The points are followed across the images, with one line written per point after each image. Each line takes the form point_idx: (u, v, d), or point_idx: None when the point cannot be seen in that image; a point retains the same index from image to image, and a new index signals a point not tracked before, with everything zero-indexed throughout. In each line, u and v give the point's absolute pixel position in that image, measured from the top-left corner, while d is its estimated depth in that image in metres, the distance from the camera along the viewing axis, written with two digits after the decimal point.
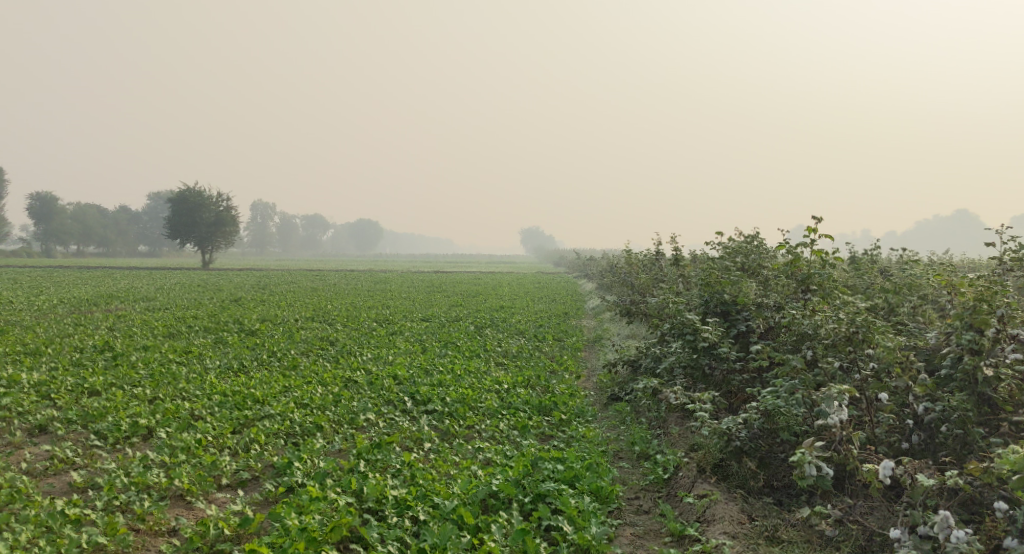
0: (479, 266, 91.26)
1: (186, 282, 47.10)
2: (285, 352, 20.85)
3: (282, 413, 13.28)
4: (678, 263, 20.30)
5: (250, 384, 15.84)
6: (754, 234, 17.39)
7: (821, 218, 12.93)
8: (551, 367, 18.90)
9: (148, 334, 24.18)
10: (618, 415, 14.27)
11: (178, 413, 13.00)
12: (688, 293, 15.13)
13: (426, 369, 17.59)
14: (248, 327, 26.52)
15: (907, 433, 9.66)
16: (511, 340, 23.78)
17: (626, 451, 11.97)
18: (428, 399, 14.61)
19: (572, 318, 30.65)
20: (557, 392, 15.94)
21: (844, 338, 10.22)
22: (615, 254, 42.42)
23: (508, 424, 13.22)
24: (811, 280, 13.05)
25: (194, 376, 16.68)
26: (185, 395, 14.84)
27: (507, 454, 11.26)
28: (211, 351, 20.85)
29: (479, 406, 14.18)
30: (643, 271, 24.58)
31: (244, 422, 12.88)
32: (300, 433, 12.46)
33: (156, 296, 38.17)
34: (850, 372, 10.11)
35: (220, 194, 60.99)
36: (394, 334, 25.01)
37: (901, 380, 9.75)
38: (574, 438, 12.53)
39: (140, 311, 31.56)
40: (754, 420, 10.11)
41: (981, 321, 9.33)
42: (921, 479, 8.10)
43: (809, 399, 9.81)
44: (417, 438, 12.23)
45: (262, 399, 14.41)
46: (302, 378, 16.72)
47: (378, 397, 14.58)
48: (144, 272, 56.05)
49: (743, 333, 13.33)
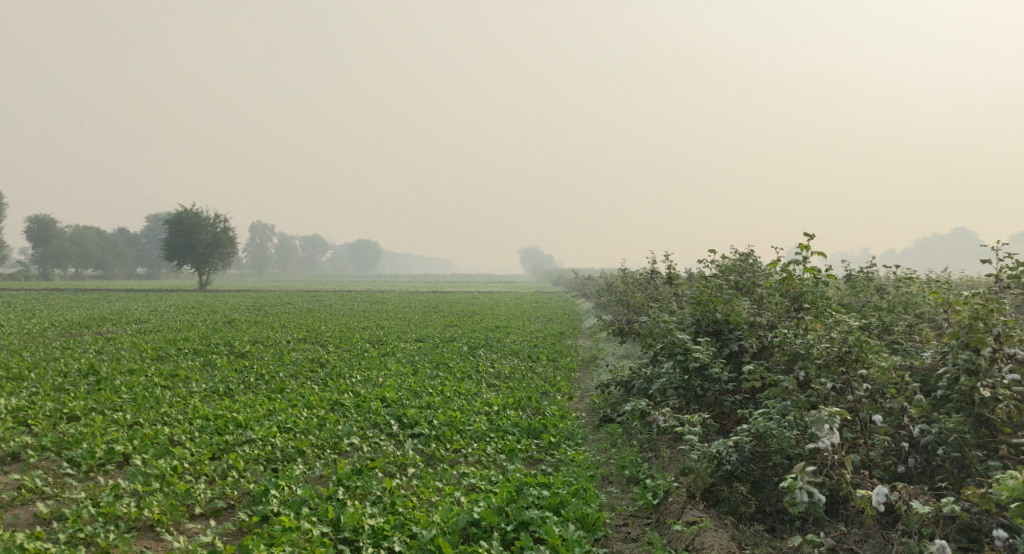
0: (477, 286, 90.88)
1: (180, 304, 46.72)
2: (274, 375, 20.51)
3: (264, 438, 12.94)
4: (672, 281, 20.02)
5: (233, 408, 15.49)
6: (749, 252, 17.12)
7: (814, 236, 12.68)
8: (543, 388, 18.56)
9: (136, 357, 23.84)
10: (609, 437, 13.94)
11: (156, 438, 12.65)
12: (681, 312, 14.85)
13: (416, 391, 17.25)
14: (238, 349, 26.16)
15: (903, 456, 9.35)
16: (504, 361, 23.43)
17: (615, 475, 11.63)
18: (415, 422, 14.26)
19: (567, 338, 30.29)
20: (548, 414, 15.60)
21: (836, 358, 9.95)
22: (613, 273, 42.13)
23: (495, 447, 12.88)
24: (804, 298, 12.76)
25: (177, 400, 16.34)
26: (166, 419, 14.49)
27: (492, 480, 10.91)
28: (198, 374, 20.49)
29: (466, 429, 13.83)
30: (639, 291, 24.30)
31: (223, 448, 12.54)
32: (280, 458, 12.13)
33: (149, 318, 37.84)
34: (843, 393, 9.79)
35: (217, 215, 60.81)
36: (386, 355, 24.68)
37: (896, 402, 9.49)
38: (563, 463, 12.18)
39: (131, 334, 31.20)
40: (745, 443, 9.79)
41: (977, 340, 9.06)
42: (916, 506, 7.81)
43: (801, 421, 9.69)
44: (401, 463, 11.90)
45: (245, 423, 14.05)
46: (288, 401, 16.37)
47: (364, 420, 14.25)
48: (139, 295, 55.70)
49: (736, 353, 13.06)
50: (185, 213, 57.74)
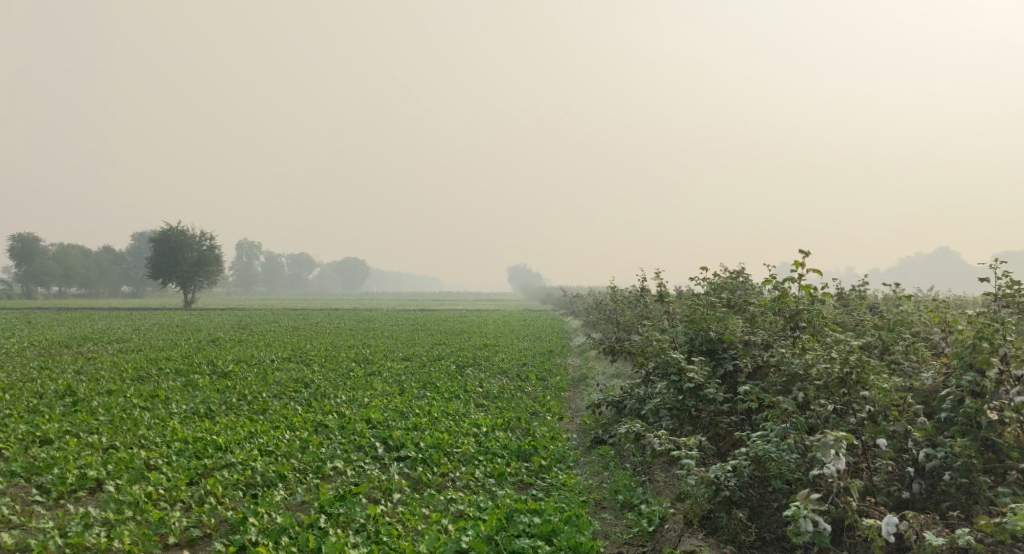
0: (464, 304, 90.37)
1: (164, 323, 46.04)
2: (257, 395, 20.01)
3: (244, 462, 12.46)
4: (663, 299, 19.73)
5: (213, 430, 15.00)
6: (741, 270, 16.86)
7: (809, 253, 12.42)
8: (533, 408, 18.18)
9: (116, 377, 23.26)
10: (601, 460, 13.57)
11: (131, 462, 12.17)
12: (673, 331, 14.53)
13: (402, 412, 16.81)
14: (221, 369, 25.60)
15: (907, 481, 9.03)
16: (493, 380, 23.00)
17: (609, 500, 11.25)
18: (401, 444, 13.82)
19: (556, 357, 29.93)
20: (538, 435, 15.19)
21: (837, 380, 9.55)
22: (602, 291, 41.89)
23: (484, 471, 12.47)
24: (799, 316, 12.48)
25: (155, 422, 15.84)
26: (143, 443, 14.00)
27: (481, 506, 10.50)
28: (179, 395, 19.95)
29: (454, 451, 13.42)
30: (629, 308, 24.02)
31: (201, 472, 12.07)
32: (261, 483, 11.68)
33: (131, 337, 37.20)
34: (844, 415, 9.48)
35: (203, 233, 60.19)
36: (372, 374, 24.21)
37: (899, 425, 9.21)
38: (554, 487, 11.77)
39: (112, 353, 30.56)
40: (744, 467, 9.41)
41: (982, 362, 8.79)
42: (929, 538, 7.45)
43: (801, 444, 9.25)
44: (386, 488, 11.47)
45: (225, 446, 13.56)
46: (270, 422, 15.89)
47: (348, 442, 13.82)
48: (122, 313, 54.89)
49: (730, 373, 12.73)
50: (169, 230, 57.04)
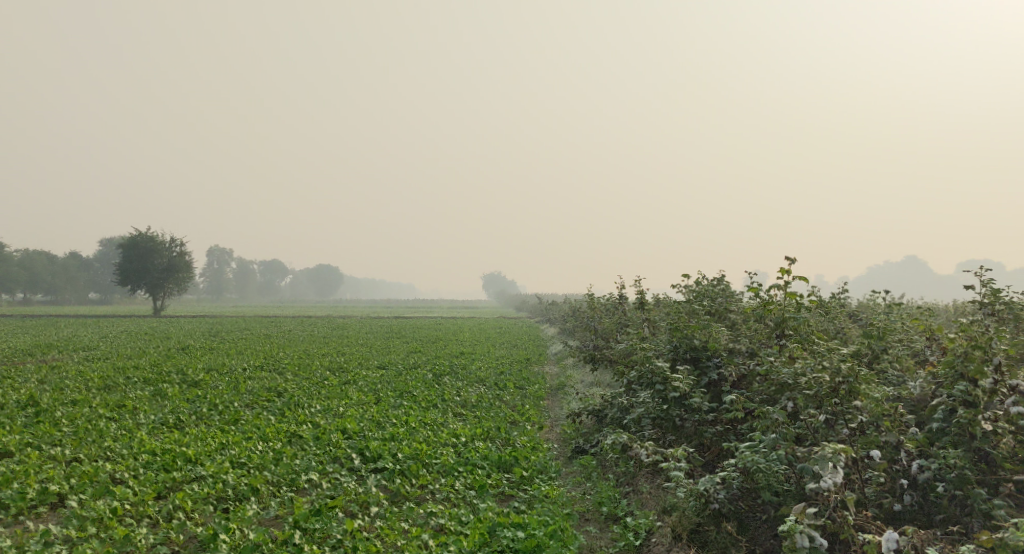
0: (440, 312, 89.68)
1: (133, 330, 45.04)
2: (228, 405, 19.47)
3: (215, 475, 12.00)
4: (642, 306, 19.52)
5: (182, 442, 14.49)
6: (721, 277, 16.72)
7: (794, 260, 12.27)
8: (512, 417, 17.84)
9: (81, 386, 22.55)
10: (584, 470, 13.28)
11: (96, 476, 11.66)
12: (656, 339, 14.30)
13: (379, 422, 16.39)
14: (191, 378, 24.96)
15: (899, 493, 8.88)
16: (471, 388, 22.63)
17: (593, 512, 10.96)
18: (378, 455, 13.42)
19: (533, 365, 29.63)
20: (518, 445, 14.86)
21: (829, 389, 9.30)
22: (578, 299, 41.67)
23: (465, 483, 12.12)
24: (785, 324, 12.31)
25: (122, 433, 15.29)
26: (108, 455, 13.47)
27: (462, 520, 10.14)
28: (146, 404, 19.36)
29: (433, 463, 13.05)
30: (607, 316, 23.79)
31: (170, 486, 11.59)
32: (233, 497, 11.23)
33: (98, 346, 36.26)
34: (834, 424, 9.23)
35: (173, 239, 59.09)
36: (347, 383, 23.73)
37: (891, 435, 8.94)
38: (536, 499, 11.45)
39: (77, 362, 29.74)
40: (733, 479, 9.25)
41: (976, 372, 8.64)
42: None
43: (789, 455, 9.13)
44: (364, 501, 11.07)
45: (195, 458, 13.07)
46: (241, 433, 15.40)
47: (323, 453, 13.40)
48: (90, 321, 53.74)
49: (715, 382, 12.51)
50: (139, 236, 55.94)
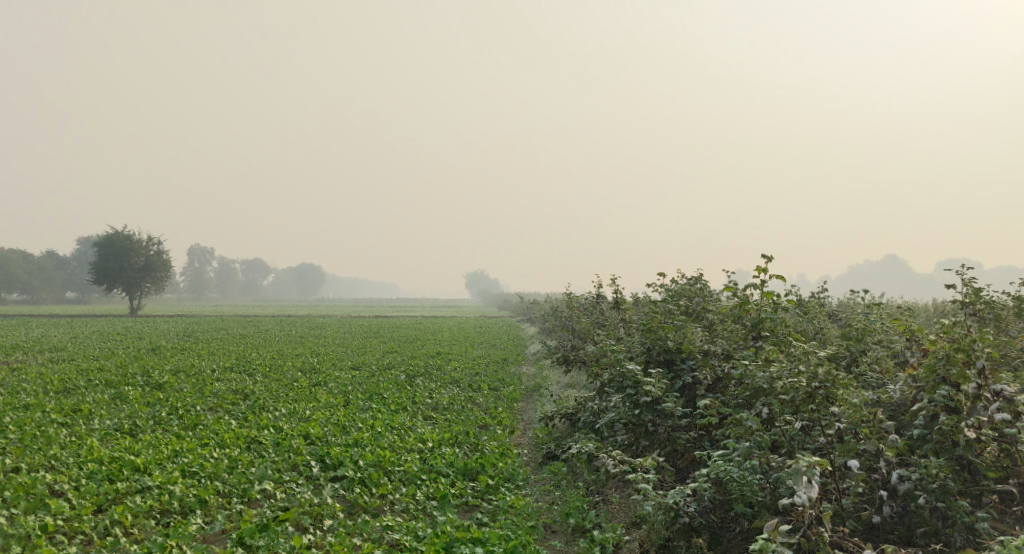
0: (424, 312, 88.75)
1: (105, 330, 44.02)
2: (190, 409, 18.75)
3: (162, 485, 11.33)
4: (619, 306, 18.97)
5: (133, 449, 13.78)
6: (699, 276, 16.21)
7: (771, 258, 11.76)
8: (483, 421, 17.24)
9: (39, 389, 21.72)
10: (553, 478, 12.76)
11: (33, 487, 10.97)
12: (630, 340, 13.74)
13: (344, 426, 15.74)
14: (155, 379, 24.16)
15: (877, 504, 8.32)
16: (444, 390, 22.01)
17: (559, 523, 10.43)
18: (339, 463, 12.76)
19: (511, 365, 29.04)
20: (486, 451, 14.28)
21: (804, 395, 8.58)
22: (559, 298, 41.11)
23: (426, 492, 11.55)
24: (762, 325, 11.80)
25: (70, 440, 14.57)
26: (53, 465, 12.79)
27: (419, 535, 9.55)
28: (103, 408, 18.60)
29: (396, 471, 12.44)
30: (584, 316, 23.25)
31: (112, 499, 10.93)
32: (177, 510, 10.59)
33: (66, 346, 35.34)
34: (810, 431, 8.67)
35: (149, 237, 58.01)
36: (317, 385, 23.06)
37: (870, 443, 8.40)
38: (500, 510, 10.85)
39: (41, 363, 28.86)
40: (705, 491, 8.66)
41: (959, 376, 8.13)
42: None
43: (763, 465, 8.61)
44: (317, 513, 10.48)
45: (144, 467, 12.38)
46: (197, 439, 14.71)
47: (281, 461, 12.75)
48: (63, 320, 52.56)
49: (689, 385, 12.00)
50: (114, 234, 54.80)
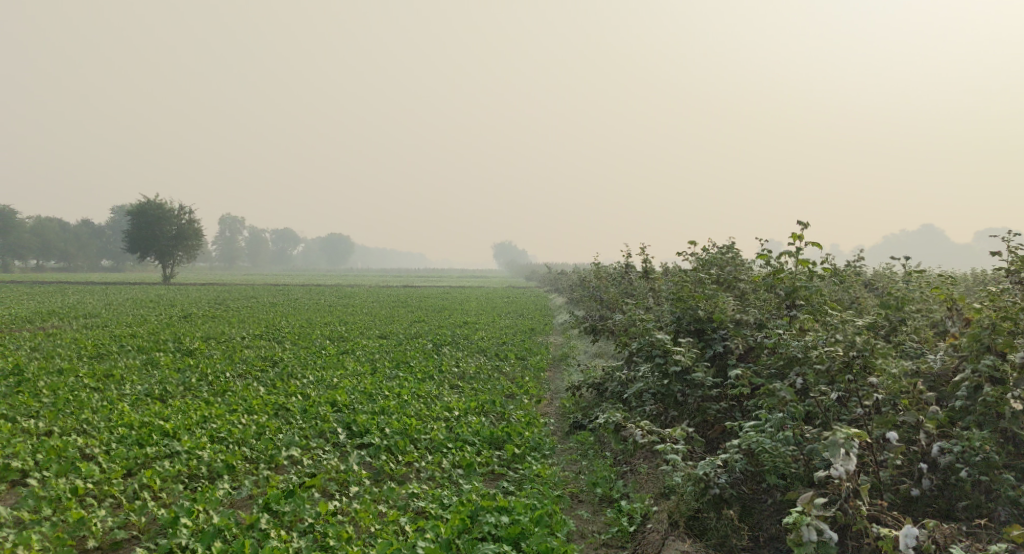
0: (452, 282, 89.02)
1: (138, 297, 44.57)
2: (219, 375, 18.88)
3: (191, 450, 11.37)
4: (648, 276, 18.70)
5: (162, 415, 13.88)
6: (731, 244, 15.87)
7: (806, 226, 11.42)
8: (510, 391, 17.17)
9: (72, 355, 22.02)
10: (580, 447, 12.65)
11: (64, 451, 11.08)
12: (660, 310, 13.50)
13: (371, 393, 15.75)
14: (186, 346, 24.42)
15: (916, 477, 8.09)
16: (470, 359, 21.97)
17: (586, 493, 10.33)
18: (365, 430, 12.74)
19: (538, 335, 28.93)
20: (512, 420, 14.20)
21: (841, 364, 8.44)
22: (586, 268, 40.85)
23: (452, 461, 11.49)
24: (797, 294, 11.53)
25: (102, 404, 14.73)
26: (85, 429, 12.93)
27: (445, 503, 9.47)
28: (135, 374, 18.81)
29: (422, 438, 12.40)
30: (612, 286, 23.01)
31: (142, 463, 11.01)
32: (205, 475, 10.62)
33: (99, 312, 35.83)
34: (847, 402, 8.45)
35: (181, 206, 58.55)
36: (345, 353, 23.13)
37: (910, 415, 8.07)
38: (527, 479, 10.74)
39: (74, 329, 29.30)
40: (736, 462, 8.46)
41: (1004, 345, 7.91)
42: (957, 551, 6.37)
43: (797, 436, 8.46)
44: (343, 480, 10.47)
45: (173, 432, 12.46)
46: (226, 405, 14.79)
47: (308, 427, 12.76)
48: (98, 288, 53.41)
49: (720, 355, 11.76)
50: (147, 204, 55.33)
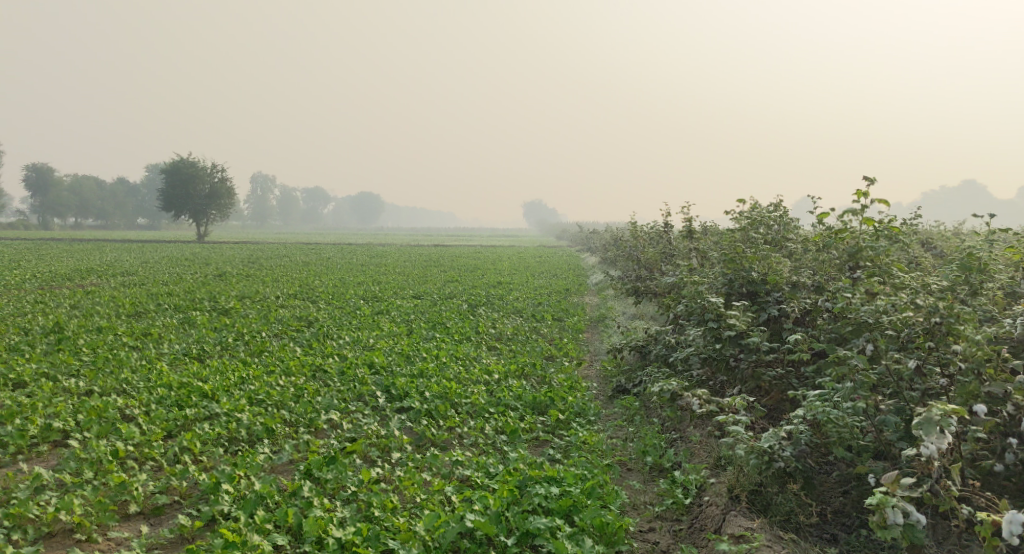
0: (484, 241, 88.68)
1: (174, 255, 44.76)
2: (255, 335, 18.73)
3: (230, 413, 11.17)
4: (690, 235, 18.08)
5: (201, 375, 13.71)
6: (780, 203, 15.19)
7: (872, 182, 10.69)
8: (549, 353, 16.79)
9: (110, 312, 22.04)
10: (625, 413, 12.26)
11: (104, 412, 10.92)
12: (709, 271, 12.94)
13: (408, 355, 15.47)
14: (221, 305, 24.34)
15: (999, 452, 7.54)
16: (507, 320, 21.60)
17: (635, 461, 9.97)
18: (405, 394, 12.46)
19: (573, 295, 28.48)
20: (554, 384, 13.83)
21: (923, 331, 8.07)
22: (620, 227, 40.09)
23: (495, 427, 11.17)
24: (861, 254, 10.95)
25: (141, 363, 14.62)
26: (124, 389, 12.79)
27: (490, 471, 9.14)
28: (172, 333, 18.73)
29: (463, 403, 12.09)
30: (651, 245, 22.39)
31: (181, 425, 10.82)
32: (244, 438, 10.39)
33: (136, 270, 36.05)
34: (923, 371, 7.98)
35: (214, 164, 58.57)
36: (380, 313, 22.90)
37: (997, 386, 7.43)
38: (573, 446, 10.37)
39: (112, 287, 29.44)
40: (801, 434, 7.98)
41: None
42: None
43: (869, 407, 8.03)
44: (385, 446, 10.20)
45: (211, 394, 12.26)
46: (263, 366, 14.60)
47: (347, 390, 12.50)
48: (135, 246, 53.85)
49: (775, 318, 11.18)
50: (180, 162, 55.37)
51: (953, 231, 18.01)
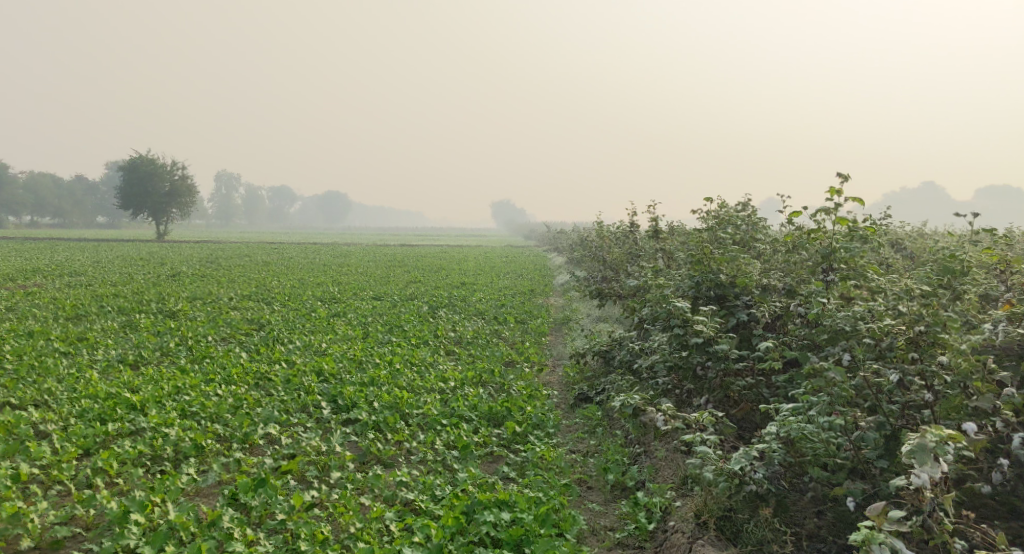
0: (450, 240, 87.58)
1: (125, 254, 43.16)
2: (201, 340, 17.65)
3: (157, 427, 10.21)
4: (657, 235, 17.39)
5: (132, 384, 12.70)
6: (749, 202, 14.55)
7: (847, 179, 10.06)
8: (509, 358, 15.98)
9: (47, 315, 20.75)
10: (587, 423, 11.53)
11: (15, 428, 9.90)
12: (674, 274, 12.24)
13: (360, 361, 14.56)
14: (169, 307, 23.14)
15: (988, 472, 6.88)
16: (467, 323, 20.78)
17: (596, 479, 9.24)
18: (352, 404, 11.58)
19: (538, 297, 27.68)
20: (512, 392, 13.06)
21: (906, 341, 7.47)
22: (586, 226, 39.25)
23: (447, 441, 10.37)
24: (833, 256, 10.28)
25: (69, 372, 13.54)
26: (45, 401, 11.74)
27: (437, 494, 8.35)
28: (111, 338, 17.59)
29: (413, 414, 11.26)
30: (617, 245, 21.65)
31: (101, 441, 9.85)
32: (168, 457, 9.46)
33: (85, 269, 34.50)
34: (904, 384, 7.31)
35: (172, 162, 56.84)
36: (336, 316, 21.91)
37: (985, 401, 6.75)
38: (529, 463, 9.59)
39: (55, 288, 27.99)
40: (774, 454, 7.24)
41: None
42: None
43: (848, 424, 7.32)
44: (324, 464, 9.35)
45: (139, 406, 11.27)
46: (203, 374, 13.60)
47: (288, 400, 11.58)
48: (89, 244, 51.97)
49: (744, 324, 10.52)
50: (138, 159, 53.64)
51: (920, 231, 17.59)
